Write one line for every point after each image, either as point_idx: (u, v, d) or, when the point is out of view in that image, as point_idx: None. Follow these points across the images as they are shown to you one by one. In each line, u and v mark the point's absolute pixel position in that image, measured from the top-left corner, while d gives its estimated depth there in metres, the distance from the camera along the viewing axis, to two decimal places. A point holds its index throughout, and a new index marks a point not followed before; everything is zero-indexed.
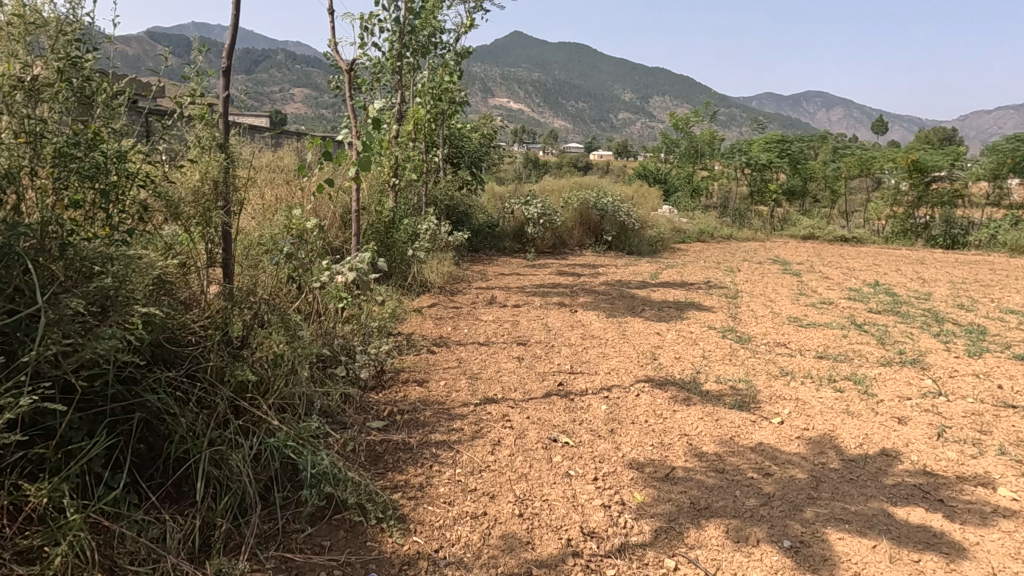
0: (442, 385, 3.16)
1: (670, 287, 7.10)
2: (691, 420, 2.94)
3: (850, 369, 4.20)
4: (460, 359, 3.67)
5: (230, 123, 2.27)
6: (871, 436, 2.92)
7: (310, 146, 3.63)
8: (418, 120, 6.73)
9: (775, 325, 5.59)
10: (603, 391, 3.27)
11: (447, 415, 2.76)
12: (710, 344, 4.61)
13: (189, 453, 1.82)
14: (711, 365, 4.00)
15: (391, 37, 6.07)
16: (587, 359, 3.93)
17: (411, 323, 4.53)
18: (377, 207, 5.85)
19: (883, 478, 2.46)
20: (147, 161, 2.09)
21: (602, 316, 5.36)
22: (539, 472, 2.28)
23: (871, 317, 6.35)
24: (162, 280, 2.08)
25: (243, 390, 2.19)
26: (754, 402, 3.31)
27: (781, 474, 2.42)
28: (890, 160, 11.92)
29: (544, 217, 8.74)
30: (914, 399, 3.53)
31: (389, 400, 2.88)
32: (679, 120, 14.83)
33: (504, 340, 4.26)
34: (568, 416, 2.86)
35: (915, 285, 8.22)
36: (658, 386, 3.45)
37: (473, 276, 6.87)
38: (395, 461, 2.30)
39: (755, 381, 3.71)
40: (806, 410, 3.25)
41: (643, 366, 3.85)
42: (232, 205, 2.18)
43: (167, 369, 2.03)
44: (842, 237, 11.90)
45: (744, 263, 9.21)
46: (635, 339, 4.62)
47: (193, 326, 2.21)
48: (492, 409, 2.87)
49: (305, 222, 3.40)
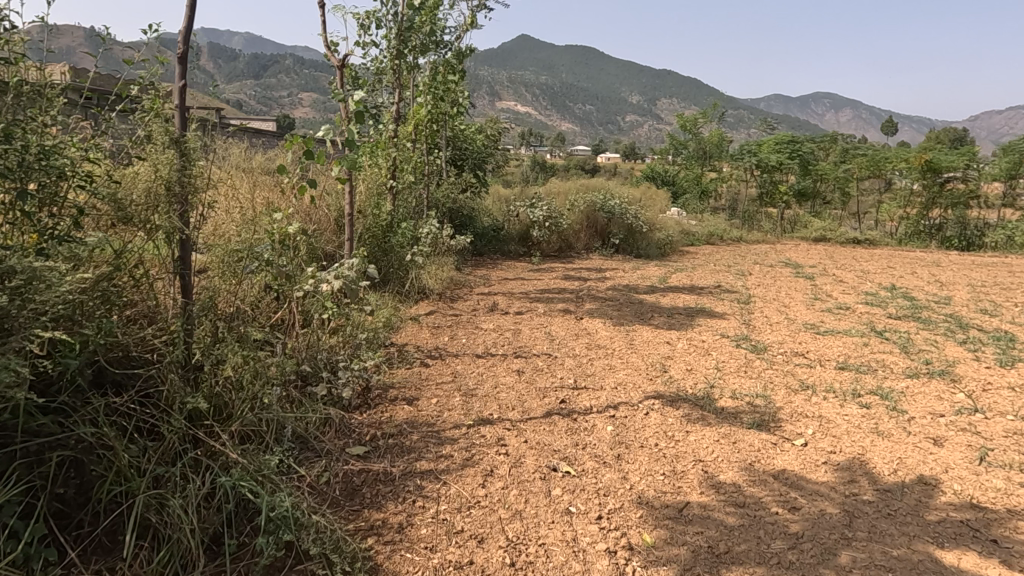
0: (434, 403, 2.91)
1: (680, 292, 6.82)
2: (706, 443, 2.66)
3: (875, 381, 3.91)
4: (455, 373, 3.41)
5: (187, 116, 2.00)
6: (906, 460, 2.64)
7: (291, 146, 3.40)
8: (418, 120, 6.48)
9: (791, 333, 5.31)
10: (609, 409, 3.00)
11: (436, 440, 2.49)
12: (723, 354, 4.33)
13: (126, 495, 1.57)
14: (725, 378, 3.73)
15: (389, 34, 5.85)
16: (592, 372, 3.66)
17: (406, 332, 4.27)
18: (374, 210, 5.62)
19: (925, 513, 2.18)
20: (88, 158, 1.86)
21: (609, 324, 5.09)
22: (536, 509, 2.02)
23: (891, 323, 6.05)
24: (108, 293, 1.85)
25: (200, 416, 1.95)
26: (774, 421, 3.05)
27: (809, 508, 2.15)
28: (903, 160, 11.59)
29: (549, 220, 8.43)
30: (948, 416, 3.25)
31: (374, 422, 2.63)
32: (687, 121, 14.57)
33: (504, 351, 4.00)
34: (570, 439, 2.59)
35: (933, 289, 7.92)
36: (669, 402, 3.18)
37: (475, 281, 6.61)
38: (374, 495, 2.04)
39: (773, 397, 3.44)
40: (831, 431, 2.97)
41: (652, 380, 3.58)
42: (191, 209, 1.93)
43: (111, 395, 1.80)
44: (855, 239, 11.58)
45: (755, 266, 8.92)
46: (645, 349, 4.35)
47: (151, 343, 1.97)
48: (486, 431, 2.60)
49: (286, 227, 3.16)
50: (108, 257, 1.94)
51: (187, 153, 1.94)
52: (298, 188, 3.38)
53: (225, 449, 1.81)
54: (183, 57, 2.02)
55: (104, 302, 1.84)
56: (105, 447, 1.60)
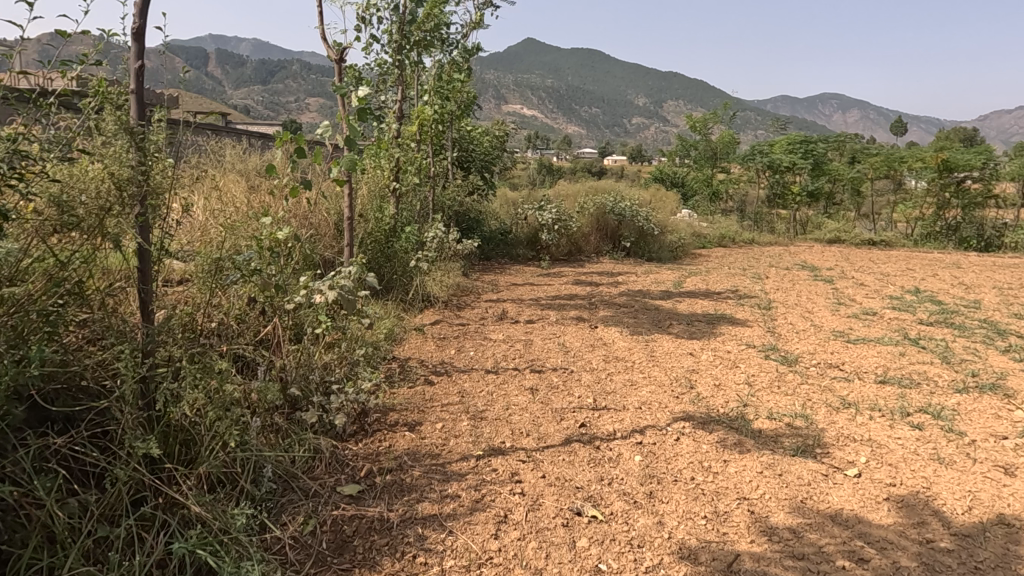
0: (439, 429, 2.60)
1: (697, 297, 6.50)
2: (748, 476, 2.33)
3: (922, 397, 3.57)
4: (462, 392, 3.09)
5: (144, 104, 1.70)
6: (979, 495, 2.31)
7: (281, 142, 3.09)
8: (423, 120, 6.16)
9: (820, 342, 4.96)
10: (634, 434, 2.68)
11: (442, 475, 2.18)
12: (753, 367, 4.00)
13: (53, 569, 1.29)
14: (758, 395, 3.40)
15: (391, 29, 5.57)
16: (612, 390, 3.33)
17: (410, 345, 3.96)
18: (377, 214, 5.34)
19: (1017, 566, 1.86)
20: (20, 153, 1.55)
21: (625, 334, 4.76)
22: (558, 568, 1.71)
23: (924, 330, 5.67)
24: (51, 315, 1.57)
25: (162, 458, 1.65)
26: (821, 447, 2.72)
27: (879, 561, 1.83)
28: (919, 160, 11.23)
29: (559, 223, 8.06)
30: (1011, 438, 2.91)
31: (371, 453, 2.32)
32: (696, 122, 13.73)
33: (515, 364, 3.68)
34: (593, 472, 2.27)
35: (959, 292, 7.56)
36: (701, 425, 2.86)
37: (482, 287, 6.31)
38: (368, 549, 1.73)
39: (815, 417, 3.11)
40: (885, 457, 2.64)
41: (679, 398, 3.25)
42: (151, 210, 1.64)
43: (49, 435, 1.51)
44: (870, 240, 11.21)
45: (771, 270, 8.58)
46: (667, 361, 4.03)
47: (107, 369, 1.69)
48: (498, 464, 2.28)
49: (277, 232, 2.85)
50: (54, 269, 1.66)
51: (143, 146, 1.64)
52: (290, 189, 3.09)
53: (187, 501, 1.53)
54: (139, 33, 1.71)
55: (45, 325, 1.55)
56: (33, 506, 1.32)
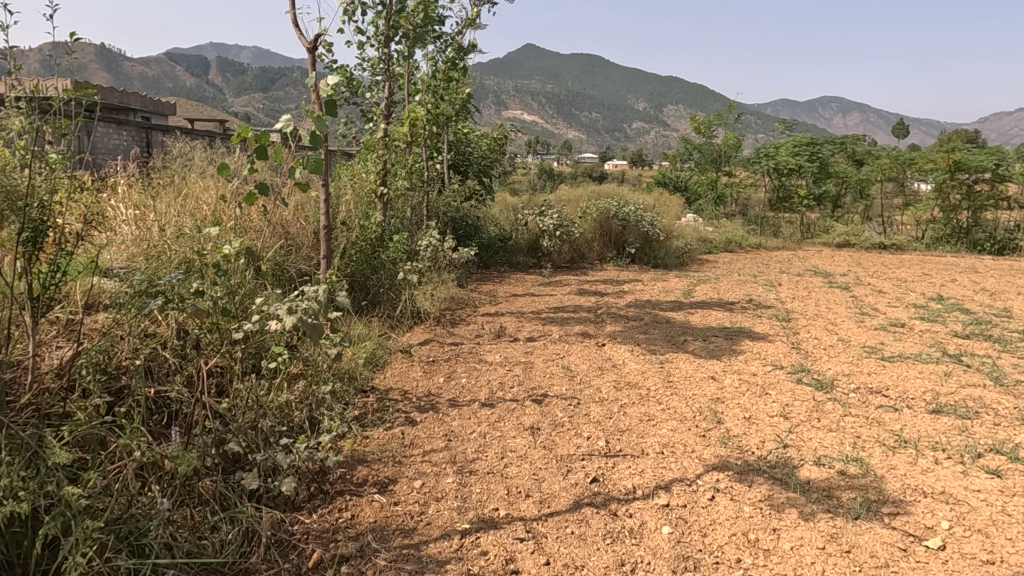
0: (418, 490, 2.08)
1: (710, 308, 6.00)
2: (807, 554, 1.83)
3: (985, 430, 3.06)
4: (450, 435, 2.58)
5: None
6: None
7: (232, 138, 2.56)
8: (414, 119, 5.65)
9: (853, 360, 4.44)
10: (657, 493, 2.17)
11: (415, 564, 1.67)
12: (785, 394, 3.49)
13: None
14: (799, 432, 2.90)
15: (375, 21, 5.11)
16: (626, 428, 2.81)
17: (393, 370, 3.46)
18: (361, 221, 4.86)
19: None
20: None
21: (636, 353, 4.23)
22: None
23: (962, 345, 5.14)
24: None
25: None
26: (888, 505, 2.21)
27: None
28: (930, 159, 10.66)
29: (560, 229, 7.52)
30: None
31: (328, 529, 1.82)
32: (702, 125, 13.00)
33: (514, 395, 3.17)
34: (610, 555, 1.77)
35: (985, 299, 7.02)
36: (739, 477, 2.35)
37: (478, 299, 5.80)
38: None
39: (871, 462, 2.59)
40: (969, 519, 2.13)
41: (706, 438, 2.75)
42: None
43: None
44: (881, 244, 10.69)
45: (783, 276, 8.08)
46: (687, 387, 3.53)
47: None
48: (489, 545, 1.78)
49: (223, 246, 2.30)
50: None
51: None
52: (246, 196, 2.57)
53: None
54: None
55: None
56: None
